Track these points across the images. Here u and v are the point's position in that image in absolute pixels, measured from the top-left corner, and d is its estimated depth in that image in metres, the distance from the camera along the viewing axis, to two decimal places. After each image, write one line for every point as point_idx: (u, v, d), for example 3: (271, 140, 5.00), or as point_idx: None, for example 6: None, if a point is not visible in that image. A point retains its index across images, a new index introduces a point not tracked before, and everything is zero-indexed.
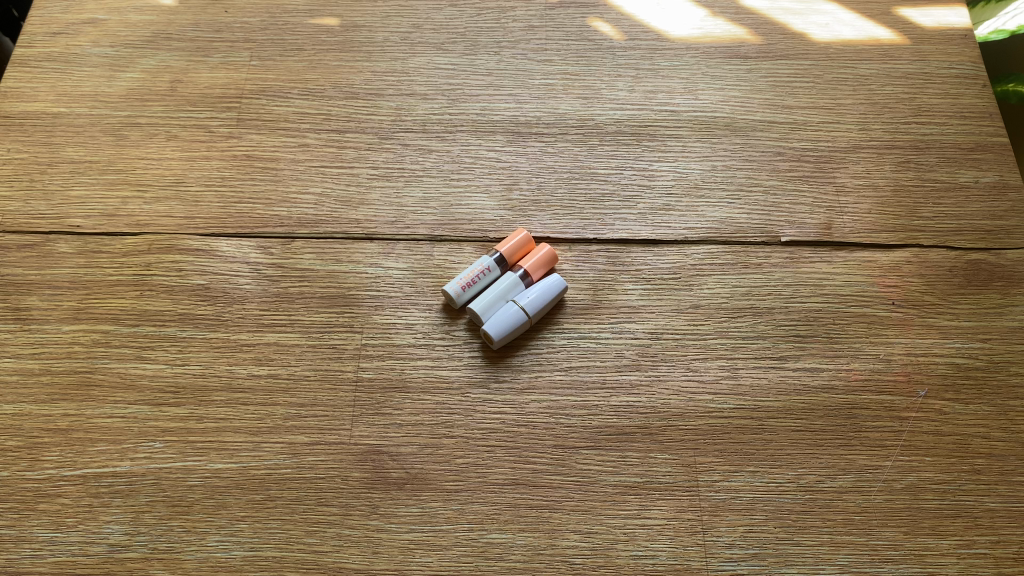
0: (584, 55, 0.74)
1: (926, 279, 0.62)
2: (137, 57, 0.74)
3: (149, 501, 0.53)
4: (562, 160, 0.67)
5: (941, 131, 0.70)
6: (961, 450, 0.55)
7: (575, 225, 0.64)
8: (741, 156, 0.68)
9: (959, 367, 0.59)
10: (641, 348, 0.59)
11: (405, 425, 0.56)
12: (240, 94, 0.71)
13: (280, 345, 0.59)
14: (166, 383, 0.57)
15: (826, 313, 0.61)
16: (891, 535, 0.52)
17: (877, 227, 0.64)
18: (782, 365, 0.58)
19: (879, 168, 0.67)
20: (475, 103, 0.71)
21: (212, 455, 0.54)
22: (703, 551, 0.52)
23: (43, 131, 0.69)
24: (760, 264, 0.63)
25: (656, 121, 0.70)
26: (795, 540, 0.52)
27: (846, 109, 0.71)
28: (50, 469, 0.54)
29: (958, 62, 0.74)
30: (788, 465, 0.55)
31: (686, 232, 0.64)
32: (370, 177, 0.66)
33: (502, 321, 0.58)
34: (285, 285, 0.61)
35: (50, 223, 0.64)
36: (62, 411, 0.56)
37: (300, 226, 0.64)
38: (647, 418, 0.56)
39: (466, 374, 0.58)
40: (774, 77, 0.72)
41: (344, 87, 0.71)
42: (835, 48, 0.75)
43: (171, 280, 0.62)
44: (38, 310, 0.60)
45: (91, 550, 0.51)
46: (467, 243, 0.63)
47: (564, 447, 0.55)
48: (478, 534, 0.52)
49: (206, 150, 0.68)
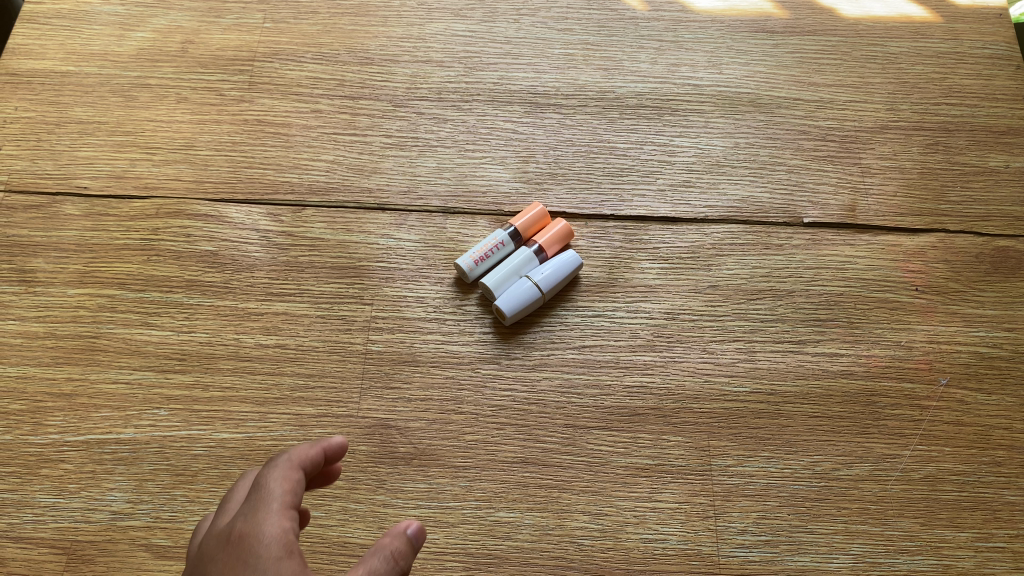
0: (606, 25, 0.72)
1: (952, 265, 0.60)
2: (147, 17, 0.72)
3: (153, 469, 0.52)
4: (581, 133, 0.66)
5: (972, 113, 0.67)
6: (982, 442, 0.54)
7: (592, 200, 0.63)
8: (765, 133, 0.66)
9: (982, 357, 0.57)
10: (657, 328, 0.57)
11: (414, 400, 0.55)
12: (252, 56, 0.69)
13: (289, 314, 0.58)
14: (171, 350, 0.56)
15: (848, 297, 0.59)
16: (908, 525, 0.51)
17: (903, 210, 0.63)
18: (801, 349, 0.57)
19: (906, 149, 0.65)
20: (492, 72, 0.69)
21: (217, 425, 0.54)
22: (714, 536, 0.51)
23: (51, 89, 0.68)
24: (781, 246, 0.61)
25: (679, 95, 0.68)
26: (809, 528, 0.51)
27: (875, 88, 0.68)
28: (53, 435, 0.53)
29: (991, 42, 0.71)
30: (803, 451, 0.54)
31: (707, 210, 0.62)
32: (383, 146, 0.65)
33: (516, 297, 0.57)
34: (294, 254, 0.60)
35: (57, 184, 0.63)
36: (67, 375, 0.55)
37: (311, 194, 0.63)
38: (660, 400, 0.55)
39: (477, 350, 0.57)
40: (801, 53, 0.70)
41: (359, 52, 0.70)
42: (864, 24, 0.72)
43: (179, 245, 0.60)
44: (43, 272, 0.59)
45: (94, 517, 0.51)
46: (481, 216, 0.62)
47: (575, 426, 0.54)
48: (486, 513, 0.51)
49: (217, 114, 0.66)
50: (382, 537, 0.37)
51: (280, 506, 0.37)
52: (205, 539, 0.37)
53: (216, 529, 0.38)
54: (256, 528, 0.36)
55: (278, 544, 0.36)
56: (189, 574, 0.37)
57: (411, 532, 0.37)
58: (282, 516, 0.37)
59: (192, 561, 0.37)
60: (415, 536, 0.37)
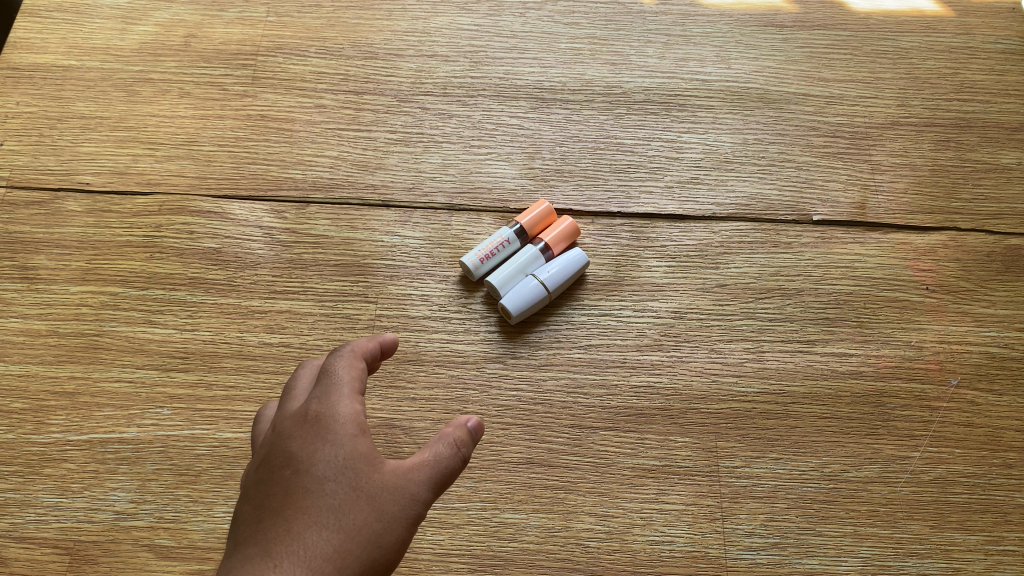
0: (613, 19, 0.71)
1: (963, 264, 0.60)
2: (150, 10, 0.71)
3: (156, 469, 0.52)
4: (588, 129, 0.65)
5: (983, 109, 0.66)
6: (993, 443, 0.54)
7: (599, 197, 0.62)
8: (774, 130, 0.65)
9: (993, 358, 0.56)
10: (664, 327, 0.57)
11: (419, 399, 0.54)
12: (256, 50, 0.69)
13: (292, 313, 0.57)
14: (174, 349, 0.56)
15: (857, 296, 0.58)
16: (917, 528, 0.51)
17: (913, 208, 0.62)
18: (809, 349, 0.56)
19: (916, 146, 0.65)
20: (498, 67, 0.68)
21: (221, 424, 0.53)
22: (722, 538, 0.50)
23: (52, 83, 0.67)
24: (789, 244, 0.60)
25: (686, 90, 0.67)
26: (817, 530, 0.51)
27: (885, 83, 0.68)
28: (56, 434, 0.53)
29: (1003, 37, 0.70)
30: (811, 453, 0.53)
31: (715, 208, 0.62)
32: (388, 142, 0.64)
33: (522, 295, 0.56)
34: (298, 251, 0.59)
35: (59, 179, 0.63)
36: (69, 374, 0.55)
37: (315, 191, 0.62)
38: (667, 400, 0.54)
39: (482, 349, 0.56)
40: (811, 48, 0.69)
41: (363, 47, 0.69)
42: (875, 18, 0.71)
43: (182, 242, 0.60)
44: (45, 269, 0.59)
45: (96, 517, 0.51)
46: (486, 213, 0.61)
47: (582, 427, 0.53)
48: (491, 514, 0.51)
49: (220, 109, 0.66)
50: (443, 429, 0.40)
51: (349, 391, 0.40)
52: (280, 419, 0.40)
53: (288, 411, 0.41)
54: (329, 411, 0.39)
55: (350, 426, 0.39)
56: (266, 445, 0.40)
57: (472, 425, 0.40)
58: (352, 402, 0.40)
59: (267, 435, 0.40)
60: (476, 428, 0.40)
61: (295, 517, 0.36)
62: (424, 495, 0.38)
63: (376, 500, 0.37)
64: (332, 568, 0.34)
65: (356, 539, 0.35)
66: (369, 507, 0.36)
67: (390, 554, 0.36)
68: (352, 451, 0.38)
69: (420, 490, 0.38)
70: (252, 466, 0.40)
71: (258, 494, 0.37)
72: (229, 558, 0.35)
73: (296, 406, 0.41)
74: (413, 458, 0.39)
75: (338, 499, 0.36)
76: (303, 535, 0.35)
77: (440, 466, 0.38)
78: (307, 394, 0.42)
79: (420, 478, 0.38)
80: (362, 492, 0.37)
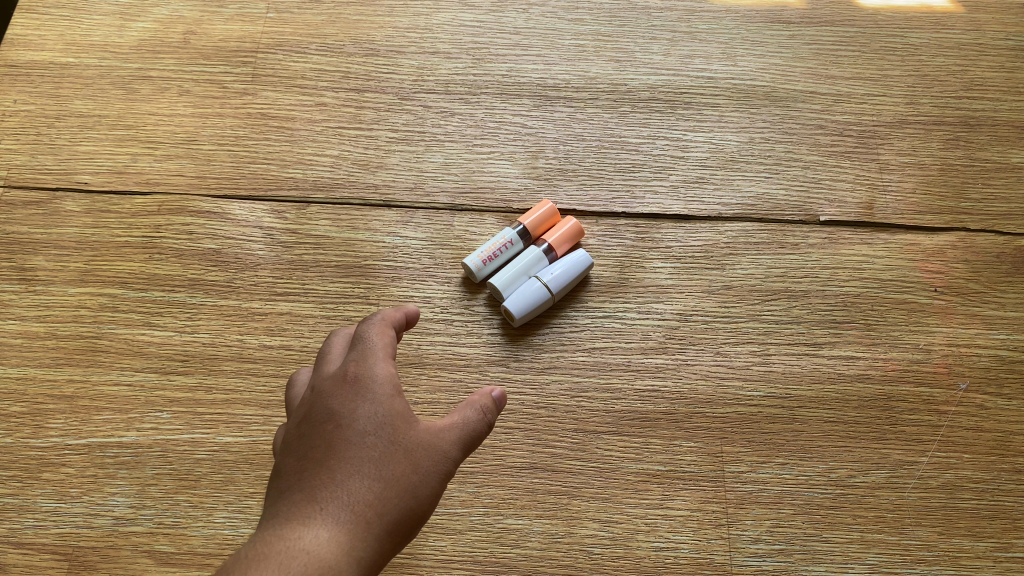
0: (617, 15, 0.70)
1: (972, 265, 0.59)
2: (148, 6, 0.70)
3: (156, 473, 0.51)
4: (592, 127, 0.64)
5: (993, 107, 0.66)
6: (1002, 448, 0.53)
7: (603, 197, 0.61)
8: (781, 128, 0.64)
9: (1002, 361, 0.56)
10: (669, 330, 0.56)
11: (421, 403, 0.53)
12: (255, 48, 0.68)
13: (293, 315, 0.56)
14: (174, 352, 0.55)
15: (865, 298, 0.58)
16: (925, 535, 0.50)
17: (922, 208, 0.61)
18: (816, 352, 0.56)
19: (925, 145, 0.64)
20: (501, 64, 0.67)
21: (220, 428, 0.53)
22: (727, 544, 0.50)
23: (50, 81, 0.66)
24: (796, 244, 0.60)
25: (692, 88, 0.66)
26: (823, 537, 0.50)
27: (893, 81, 0.67)
28: (54, 438, 0.53)
29: (1014, 33, 0.69)
30: (818, 458, 0.52)
31: (721, 208, 0.61)
32: (389, 140, 0.63)
33: (525, 297, 0.55)
34: (299, 252, 0.59)
35: (57, 179, 0.62)
36: (68, 377, 0.54)
37: (315, 190, 0.61)
38: (672, 404, 0.54)
39: (485, 352, 0.56)
40: (818, 44, 0.68)
41: (364, 43, 0.68)
42: (884, 15, 0.70)
43: (181, 243, 0.59)
44: (44, 270, 0.58)
45: (96, 523, 0.50)
46: (489, 214, 0.61)
47: (585, 431, 0.53)
48: (493, 520, 0.50)
49: (220, 107, 0.65)
50: (472, 395, 0.41)
51: (384, 354, 0.42)
52: (316, 379, 0.42)
53: (324, 370, 0.42)
54: (366, 371, 0.41)
55: (387, 385, 0.40)
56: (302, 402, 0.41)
57: (500, 393, 0.42)
58: (387, 364, 0.41)
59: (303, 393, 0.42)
60: (504, 396, 0.42)
61: (335, 466, 0.37)
62: (455, 453, 0.39)
63: (413, 455, 0.38)
64: (373, 514, 0.36)
65: (394, 488, 0.37)
66: (407, 460, 0.38)
67: (424, 506, 0.38)
68: (389, 407, 0.39)
69: (451, 448, 0.39)
70: (288, 423, 0.41)
71: (299, 446, 0.39)
72: (273, 503, 0.37)
73: (330, 367, 0.42)
74: (445, 419, 0.40)
75: (376, 452, 0.38)
76: (345, 483, 0.37)
77: (470, 427, 0.40)
78: (340, 356, 0.43)
79: (451, 437, 0.40)
80: (399, 446, 0.38)
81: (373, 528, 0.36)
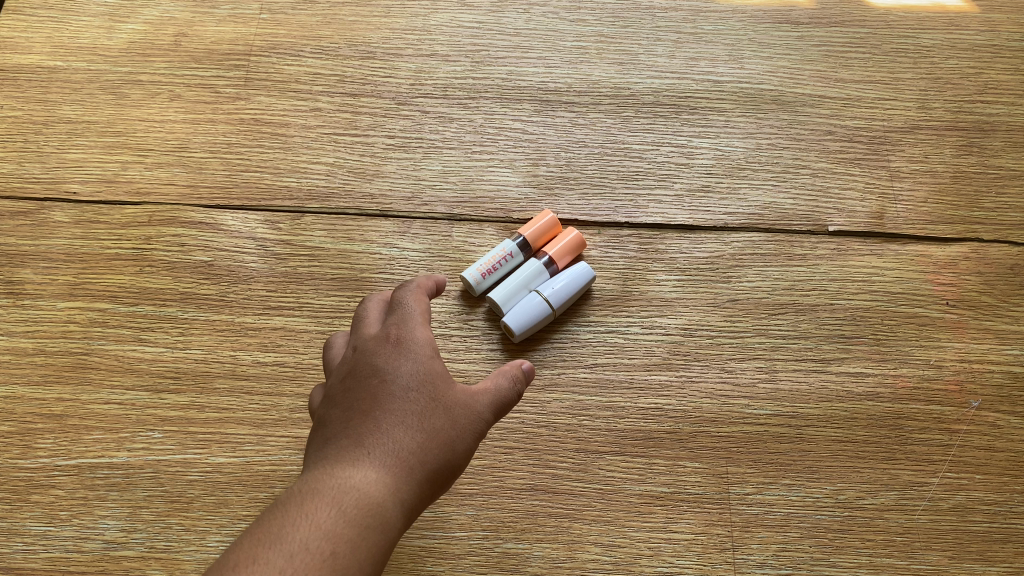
0: (621, 16, 0.68)
1: (985, 277, 0.57)
2: (138, 7, 0.68)
3: (147, 495, 0.50)
4: (594, 133, 0.63)
5: (1008, 112, 0.64)
6: (1015, 469, 0.52)
7: (605, 206, 0.60)
8: (788, 134, 0.62)
9: (1016, 377, 0.54)
10: (673, 345, 0.55)
11: None
12: (248, 50, 0.66)
13: (287, 330, 0.55)
14: (165, 369, 0.54)
15: (874, 312, 0.56)
16: (935, 559, 0.49)
17: (934, 218, 0.59)
18: (824, 368, 0.54)
19: (937, 151, 0.62)
20: (500, 67, 0.65)
21: (213, 448, 0.51)
22: (732, 569, 0.49)
23: (37, 85, 0.64)
24: (804, 256, 0.58)
25: (698, 91, 0.64)
26: (831, 561, 0.49)
27: (905, 84, 0.65)
28: (43, 459, 0.51)
29: None
30: (826, 478, 0.51)
31: (727, 218, 0.59)
32: (386, 147, 0.62)
33: (525, 313, 0.54)
34: (293, 264, 0.57)
35: (45, 188, 0.60)
36: (57, 395, 0.53)
37: (310, 200, 0.60)
38: (676, 423, 0.52)
39: (484, 368, 0.54)
40: (827, 46, 0.66)
41: (360, 46, 0.66)
42: (895, 15, 0.68)
43: (173, 255, 0.58)
44: (32, 283, 0.57)
45: (85, 547, 0.49)
46: (488, 224, 0.59)
47: (587, 451, 0.51)
48: (493, 544, 0.49)
49: (212, 113, 0.63)
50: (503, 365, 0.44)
51: (421, 318, 0.44)
52: (359, 339, 0.44)
53: (364, 334, 0.44)
54: (407, 333, 0.43)
55: (427, 347, 0.42)
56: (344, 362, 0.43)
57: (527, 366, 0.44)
58: (425, 328, 0.44)
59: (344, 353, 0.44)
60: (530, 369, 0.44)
61: (381, 416, 0.39)
62: (487, 415, 0.42)
63: (451, 412, 0.40)
64: (416, 462, 0.38)
65: (435, 440, 0.39)
66: (446, 416, 0.40)
67: (459, 460, 0.40)
68: (429, 366, 0.42)
69: (484, 410, 0.42)
70: (330, 380, 0.43)
71: (345, 399, 0.41)
72: (320, 448, 0.39)
73: (370, 329, 0.44)
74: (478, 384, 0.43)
75: (418, 406, 0.40)
76: (391, 432, 0.39)
77: (501, 393, 0.42)
78: (378, 321, 0.45)
79: (484, 401, 0.42)
80: (438, 403, 0.40)
81: (415, 474, 0.38)
